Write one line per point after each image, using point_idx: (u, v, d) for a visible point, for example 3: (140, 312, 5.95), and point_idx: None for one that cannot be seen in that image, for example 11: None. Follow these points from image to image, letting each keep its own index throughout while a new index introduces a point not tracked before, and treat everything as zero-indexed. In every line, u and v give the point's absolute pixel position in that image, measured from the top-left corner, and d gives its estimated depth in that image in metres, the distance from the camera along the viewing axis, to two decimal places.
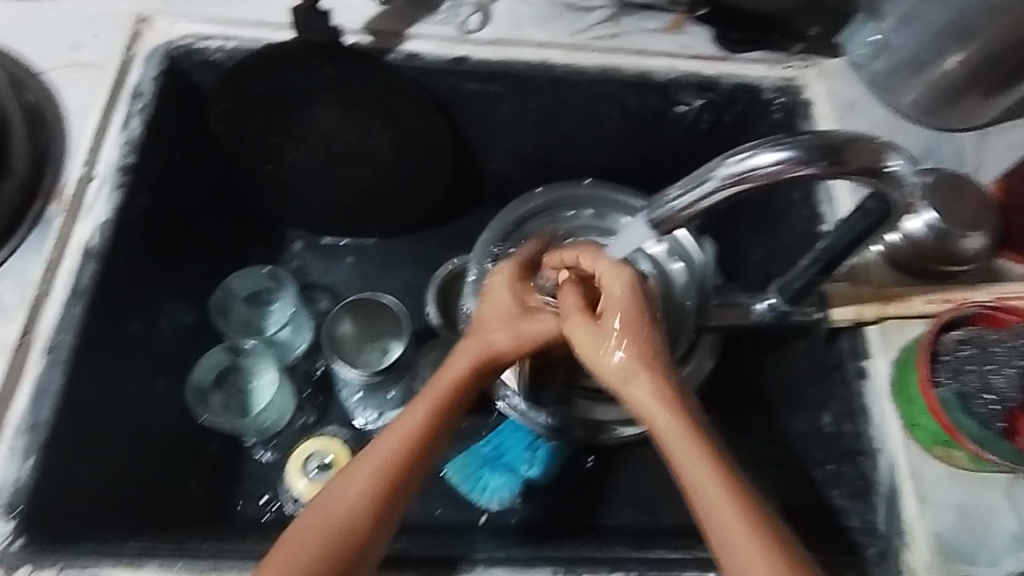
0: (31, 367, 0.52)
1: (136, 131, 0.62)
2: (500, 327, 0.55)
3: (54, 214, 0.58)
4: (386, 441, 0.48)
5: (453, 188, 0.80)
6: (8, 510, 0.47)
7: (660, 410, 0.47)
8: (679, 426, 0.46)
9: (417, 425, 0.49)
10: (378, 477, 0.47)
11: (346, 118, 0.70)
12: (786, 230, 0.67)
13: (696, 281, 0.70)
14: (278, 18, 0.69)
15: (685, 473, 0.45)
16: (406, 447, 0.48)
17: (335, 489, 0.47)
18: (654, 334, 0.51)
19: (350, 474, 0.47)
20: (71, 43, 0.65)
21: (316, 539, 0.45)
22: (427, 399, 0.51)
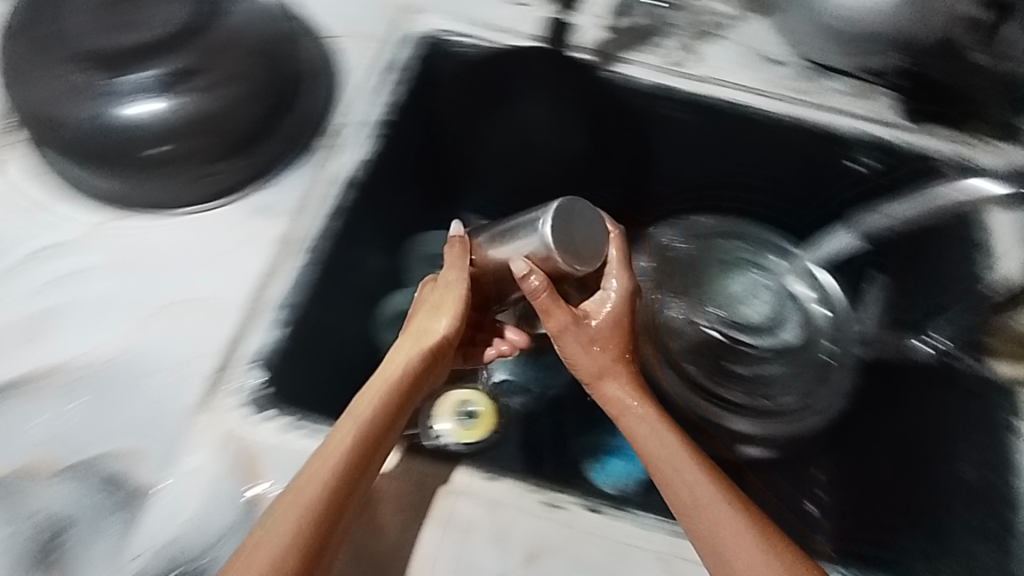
0: (291, 260, 0.61)
1: (392, 95, 0.73)
2: (432, 341, 0.55)
3: (325, 147, 0.67)
4: (331, 449, 0.47)
5: (618, 199, 0.85)
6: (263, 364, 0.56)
7: (633, 402, 0.55)
8: (649, 413, 0.54)
9: (352, 445, 0.47)
10: (314, 501, 0.44)
11: (550, 115, 0.79)
12: (959, 289, 0.70)
13: (835, 327, 0.80)
14: (522, 27, 0.78)
15: (661, 460, 0.52)
16: (341, 467, 0.46)
17: (272, 519, 0.44)
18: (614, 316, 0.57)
19: (289, 501, 0.45)
20: (354, 17, 0.77)
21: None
22: (358, 417, 0.49)
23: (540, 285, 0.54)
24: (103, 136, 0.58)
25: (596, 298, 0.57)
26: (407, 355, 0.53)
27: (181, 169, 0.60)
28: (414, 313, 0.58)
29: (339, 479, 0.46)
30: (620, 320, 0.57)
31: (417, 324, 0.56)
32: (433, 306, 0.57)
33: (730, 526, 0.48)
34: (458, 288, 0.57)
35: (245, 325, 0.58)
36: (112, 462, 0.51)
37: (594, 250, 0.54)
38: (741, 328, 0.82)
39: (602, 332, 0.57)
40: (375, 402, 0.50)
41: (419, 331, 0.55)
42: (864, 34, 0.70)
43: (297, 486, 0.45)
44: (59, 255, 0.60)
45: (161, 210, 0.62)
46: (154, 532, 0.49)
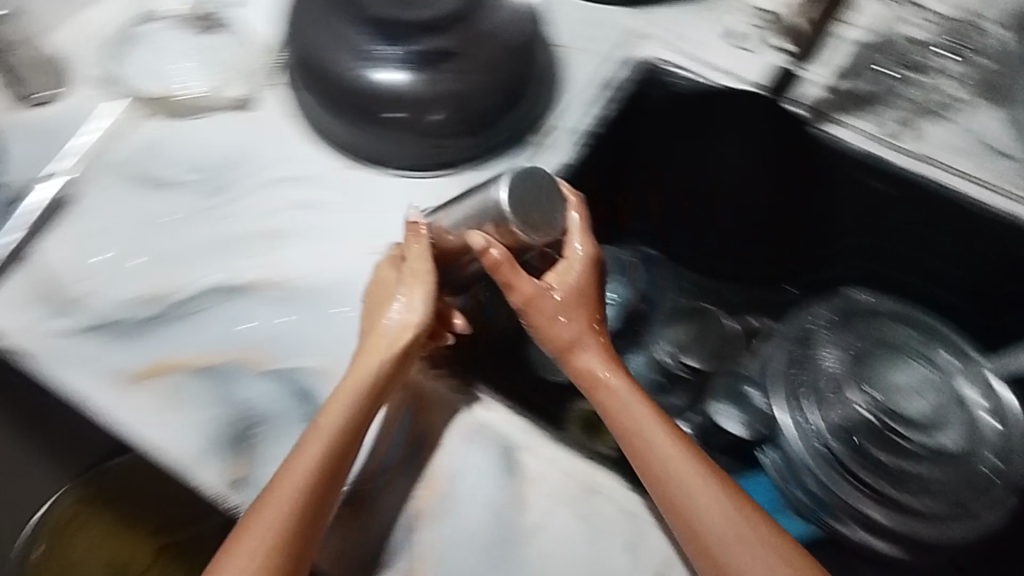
0: None
1: (604, 110, 0.77)
2: (405, 335, 0.54)
3: (537, 144, 0.72)
4: (299, 464, 0.48)
5: (788, 254, 0.88)
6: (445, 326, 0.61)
7: (607, 373, 0.56)
8: (597, 356, 0.57)
9: (328, 447, 0.49)
10: (294, 496, 0.47)
11: (743, 158, 0.83)
12: None
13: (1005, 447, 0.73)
14: (742, 70, 0.80)
15: (642, 439, 0.52)
16: (319, 466, 0.48)
17: (257, 516, 0.47)
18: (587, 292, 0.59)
19: (273, 497, 0.47)
20: (586, 35, 0.81)
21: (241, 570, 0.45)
22: (331, 422, 0.50)
23: (501, 257, 0.56)
24: (360, 92, 0.65)
25: (566, 264, 0.59)
26: (386, 357, 0.53)
27: (416, 134, 0.66)
28: (376, 300, 0.57)
29: (314, 476, 0.48)
30: (586, 289, 0.59)
31: (380, 319, 0.55)
32: (403, 291, 0.55)
33: (704, 499, 0.49)
34: (423, 272, 0.56)
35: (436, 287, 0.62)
36: (308, 375, 0.57)
37: (551, 215, 0.58)
38: (896, 416, 0.74)
39: (566, 295, 0.58)
40: (350, 407, 0.51)
41: (383, 338, 0.54)
42: None
43: (278, 483, 0.48)
44: (293, 186, 0.67)
45: (386, 170, 0.69)
46: None
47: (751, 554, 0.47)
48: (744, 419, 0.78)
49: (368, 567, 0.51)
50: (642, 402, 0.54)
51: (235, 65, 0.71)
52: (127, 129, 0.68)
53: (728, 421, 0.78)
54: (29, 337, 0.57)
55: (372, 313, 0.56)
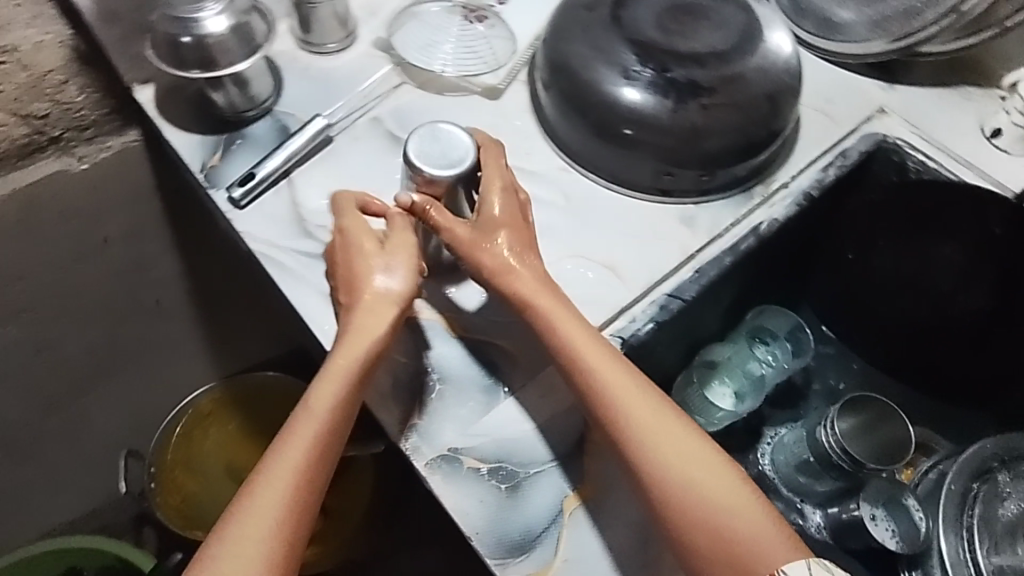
0: (682, 272, 0.67)
1: (830, 177, 0.75)
2: (387, 308, 0.56)
3: (757, 193, 0.71)
4: (288, 452, 0.51)
5: (986, 376, 0.81)
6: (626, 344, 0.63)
7: (545, 304, 0.57)
8: (523, 280, 0.57)
9: (318, 429, 0.52)
10: (295, 470, 0.51)
11: (964, 260, 0.77)
12: None
13: None
14: (988, 168, 0.76)
15: (591, 387, 0.54)
16: (314, 445, 0.52)
17: (256, 491, 0.50)
18: (506, 218, 0.59)
19: (265, 484, 0.50)
20: (825, 97, 0.80)
21: (244, 545, 0.48)
22: (321, 408, 0.53)
23: (422, 202, 0.58)
24: (609, 107, 0.69)
25: (488, 206, 0.59)
26: (367, 338, 0.55)
27: (645, 158, 0.68)
28: (353, 262, 0.58)
29: (312, 452, 0.52)
30: (513, 221, 0.59)
31: (368, 281, 0.57)
32: (385, 260, 0.57)
33: (650, 431, 0.52)
34: (408, 238, 0.58)
35: (630, 306, 0.65)
36: (496, 353, 0.60)
37: (456, 158, 0.59)
38: None
39: (486, 227, 0.59)
40: (339, 392, 0.54)
41: (367, 314, 0.55)
42: None
43: (275, 461, 0.51)
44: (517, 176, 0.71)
45: (609, 181, 0.70)
46: (498, 421, 0.57)
47: (692, 477, 0.50)
48: (898, 531, 0.71)
49: (509, 546, 0.53)
50: (589, 343, 0.55)
51: (492, 55, 0.77)
52: (385, 90, 0.75)
53: (881, 532, 0.71)
54: (270, 248, 0.65)
55: (351, 280, 0.57)
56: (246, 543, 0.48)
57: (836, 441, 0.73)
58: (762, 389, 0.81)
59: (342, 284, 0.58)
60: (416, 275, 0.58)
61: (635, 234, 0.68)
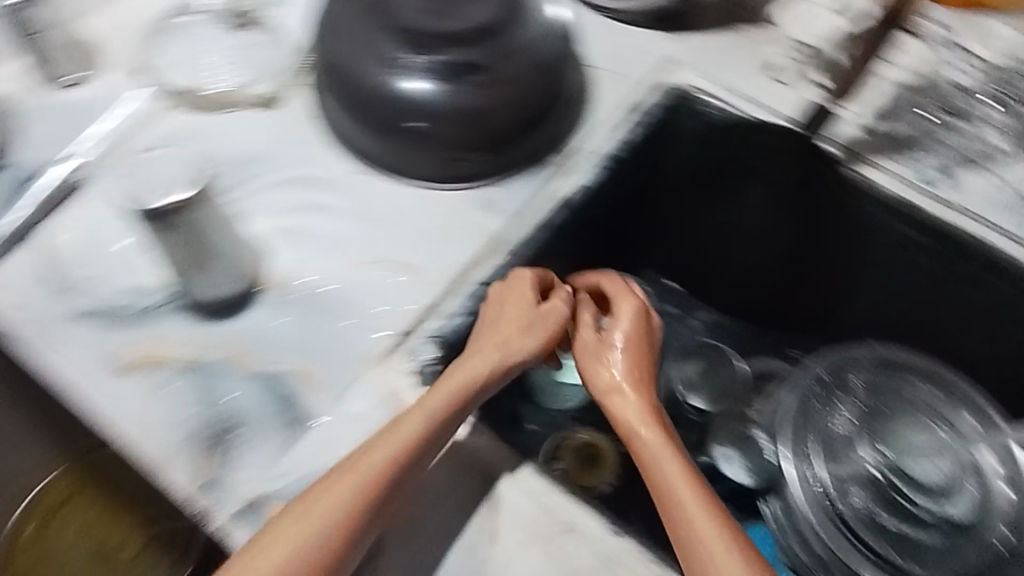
0: (493, 259, 0.65)
1: (631, 134, 0.75)
2: (504, 351, 0.55)
3: (556, 165, 0.71)
4: (373, 455, 0.48)
5: (809, 302, 0.86)
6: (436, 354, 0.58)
7: (637, 415, 0.54)
8: (630, 405, 0.55)
9: (393, 455, 0.48)
10: (347, 501, 0.45)
11: (767, 198, 0.80)
12: None
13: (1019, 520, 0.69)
14: (776, 103, 0.77)
15: (656, 469, 0.51)
16: (379, 471, 0.47)
17: (315, 497, 0.46)
18: (642, 362, 0.57)
19: (337, 484, 0.46)
20: (617, 58, 0.80)
21: (296, 540, 0.44)
22: (418, 420, 0.50)
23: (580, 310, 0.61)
24: (386, 101, 0.65)
25: (617, 330, 0.58)
26: (481, 367, 0.53)
27: (438, 147, 0.66)
28: (501, 305, 0.58)
29: (373, 478, 0.47)
30: (641, 344, 0.58)
31: (503, 326, 0.56)
32: (530, 318, 0.56)
33: (696, 518, 0.47)
34: (558, 312, 0.58)
35: (447, 301, 0.62)
36: (298, 383, 0.56)
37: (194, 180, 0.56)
38: (901, 478, 0.71)
39: (629, 357, 0.57)
40: (437, 412, 0.51)
41: (494, 351, 0.54)
42: None
43: (336, 475, 0.47)
44: (308, 187, 0.67)
45: (405, 179, 0.68)
46: (309, 454, 0.53)
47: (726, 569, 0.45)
48: (749, 465, 0.77)
49: None
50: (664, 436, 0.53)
51: (261, 63, 0.71)
52: (146, 118, 0.68)
53: (734, 470, 0.77)
54: (27, 320, 0.57)
55: (490, 321, 0.57)
56: (298, 538, 0.44)
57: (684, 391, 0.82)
58: None
59: (480, 319, 0.58)
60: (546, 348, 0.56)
61: (443, 225, 0.67)
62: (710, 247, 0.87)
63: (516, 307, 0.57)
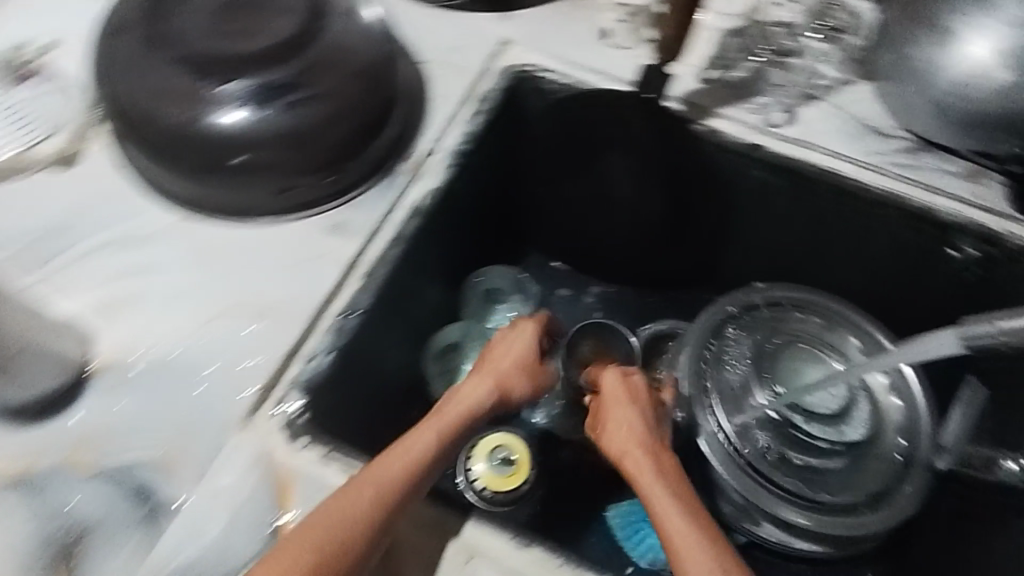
0: (349, 284, 0.60)
1: (475, 126, 0.72)
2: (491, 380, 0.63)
3: (402, 172, 0.67)
4: (387, 466, 0.51)
5: (692, 257, 0.86)
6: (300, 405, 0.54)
7: (637, 454, 0.59)
8: (636, 459, 0.59)
9: (398, 475, 0.51)
10: (363, 513, 0.48)
11: (630, 166, 0.80)
12: None
13: (911, 425, 0.73)
14: (615, 68, 0.76)
15: (653, 504, 0.55)
16: (385, 491, 0.49)
17: (339, 502, 0.48)
18: (642, 418, 0.63)
19: (354, 493, 0.49)
20: (449, 47, 0.76)
21: (322, 537, 0.46)
22: (428, 437, 0.55)
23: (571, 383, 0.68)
24: (196, 138, 0.58)
25: (608, 386, 0.66)
26: (485, 391, 0.61)
27: (263, 179, 0.60)
28: (498, 342, 0.67)
29: (383, 496, 0.49)
30: (629, 389, 0.65)
31: (501, 356, 0.66)
32: (524, 358, 0.66)
33: (678, 526, 0.53)
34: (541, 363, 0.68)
35: (302, 345, 0.57)
36: (149, 469, 0.52)
37: None
38: (799, 412, 0.74)
39: (625, 410, 0.63)
40: (439, 437, 0.55)
41: (488, 374, 0.63)
42: (970, 116, 0.69)
43: (341, 496, 0.48)
44: (127, 248, 0.60)
45: (244, 217, 0.62)
46: (175, 541, 0.49)
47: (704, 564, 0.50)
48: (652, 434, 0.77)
49: None
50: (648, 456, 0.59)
51: (50, 118, 0.64)
52: None
53: None
54: None
55: (491, 354, 0.66)
56: (319, 540, 0.46)
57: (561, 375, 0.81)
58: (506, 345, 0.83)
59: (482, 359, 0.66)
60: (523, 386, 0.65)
61: (290, 262, 0.60)
62: (587, 224, 0.87)
63: (507, 352, 0.66)
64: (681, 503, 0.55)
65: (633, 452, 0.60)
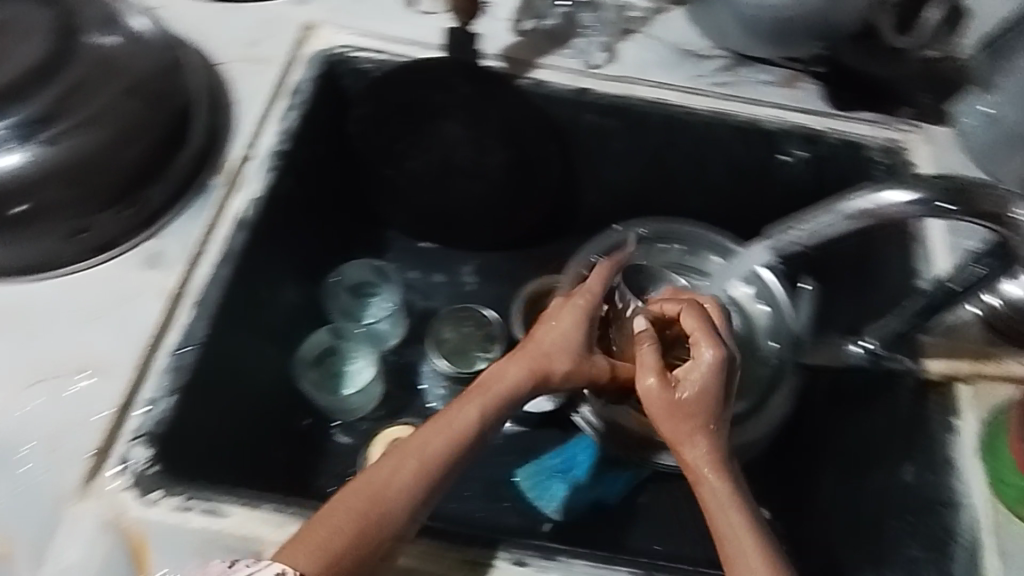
0: (181, 315, 0.57)
1: (292, 122, 0.68)
2: (547, 352, 0.58)
3: (217, 184, 0.63)
4: (429, 438, 0.52)
5: (552, 211, 0.86)
6: (145, 452, 0.52)
7: (704, 452, 0.54)
8: (699, 454, 0.54)
9: (444, 444, 0.51)
10: (397, 496, 0.49)
11: (467, 134, 0.77)
12: (886, 295, 0.68)
13: (781, 328, 0.73)
14: (428, 37, 0.75)
15: (711, 506, 0.52)
16: (427, 464, 0.50)
17: (376, 477, 0.50)
18: (721, 406, 0.56)
19: (392, 470, 0.50)
20: (247, 41, 0.72)
21: (351, 511, 0.48)
22: (472, 411, 0.54)
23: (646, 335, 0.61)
24: None
25: (698, 360, 0.56)
26: (521, 372, 0.56)
27: (52, 223, 0.55)
28: (556, 312, 0.61)
29: (422, 470, 0.50)
30: (713, 386, 0.56)
31: (547, 328, 0.60)
32: (573, 329, 0.60)
33: (737, 531, 0.50)
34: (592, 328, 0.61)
35: (137, 393, 0.54)
36: None
37: None
38: None
39: (704, 398, 0.56)
40: (481, 412, 0.54)
41: (532, 348, 0.58)
42: (769, 27, 0.70)
43: (385, 465, 0.50)
44: None
45: (59, 267, 0.57)
46: None
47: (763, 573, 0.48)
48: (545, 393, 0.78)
49: None
50: (713, 459, 0.54)
51: None
52: None
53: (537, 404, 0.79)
54: None
55: (543, 323, 0.60)
56: (350, 512, 0.48)
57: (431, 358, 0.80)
58: (387, 340, 0.82)
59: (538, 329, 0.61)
60: (576, 361, 0.59)
61: (107, 304, 0.57)
62: (447, 203, 0.82)
63: (563, 325, 0.60)
64: (740, 505, 0.52)
65: (699, 450, 0.54)
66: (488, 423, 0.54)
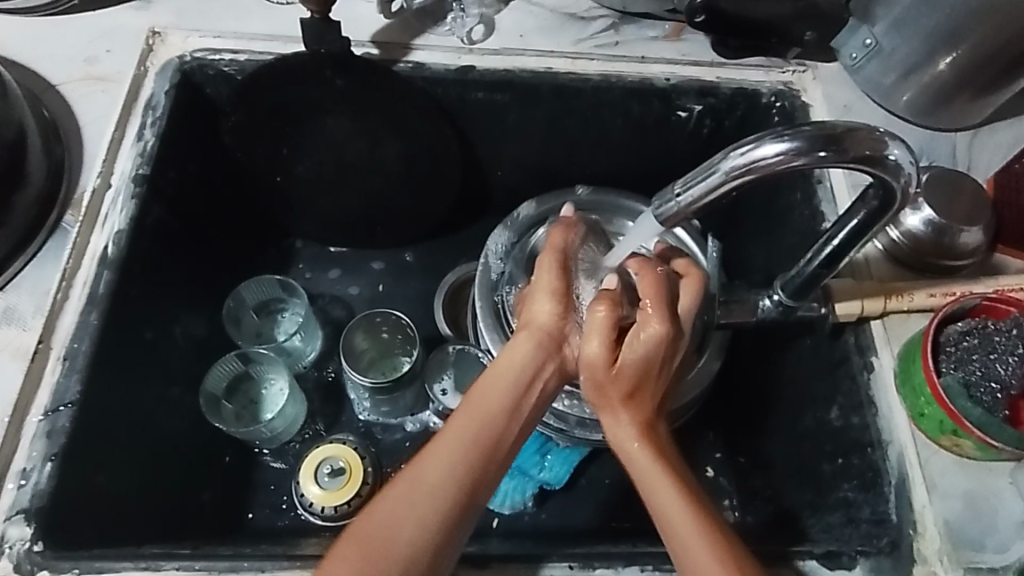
0: (48, 374, 0.53)
1: (150, 142, 0.63)
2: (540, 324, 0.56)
3: (70, 223, 0.58)
4: (430, 457, 0.47)
5: (459, 196, 0.82)
6: (23, 529, 0.48)
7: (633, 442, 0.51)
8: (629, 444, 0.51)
9: (440, 460, 0.47)
10: (398, 522, 0.45)
11: (355, 129, 0.72)
12: (797, 240, 0.67)
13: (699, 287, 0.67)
14: (289, 30, 0.69)
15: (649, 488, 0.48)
16: (429, 484, 0.46)
17: (376, 507, 0.45)
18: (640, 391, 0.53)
19: (393, 495, 0.46)
20: (86, 58, 0.65)
21: (351, 546, 0.44)
22: (463, 416, 0.49)
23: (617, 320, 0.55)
24: None
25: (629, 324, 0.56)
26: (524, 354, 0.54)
27: None
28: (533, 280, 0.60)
29: (424, 490, 0.46)
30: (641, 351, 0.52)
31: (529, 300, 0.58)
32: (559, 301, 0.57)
33: (680, 516, 0.46)
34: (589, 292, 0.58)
35: (7, 467, 0.50)
36: None
37: None
38: None
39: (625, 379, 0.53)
40: (476, 419, 0.49)
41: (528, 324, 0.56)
42: None
43: (386, 497, 0.46)
44: None
45: None
46: None
47: (694, 542, 0.45)
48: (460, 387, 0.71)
49: None
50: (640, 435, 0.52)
51: None
52: None
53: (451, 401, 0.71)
54: None
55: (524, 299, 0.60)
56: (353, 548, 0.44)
57: (346, 372, 0.72)
58: (303, 358, 0.77)
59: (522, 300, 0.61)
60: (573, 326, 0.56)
61: None
62: (349, 206, 0.77)
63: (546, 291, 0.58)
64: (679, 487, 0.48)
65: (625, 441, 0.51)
66: (491, 430, 0.49)
